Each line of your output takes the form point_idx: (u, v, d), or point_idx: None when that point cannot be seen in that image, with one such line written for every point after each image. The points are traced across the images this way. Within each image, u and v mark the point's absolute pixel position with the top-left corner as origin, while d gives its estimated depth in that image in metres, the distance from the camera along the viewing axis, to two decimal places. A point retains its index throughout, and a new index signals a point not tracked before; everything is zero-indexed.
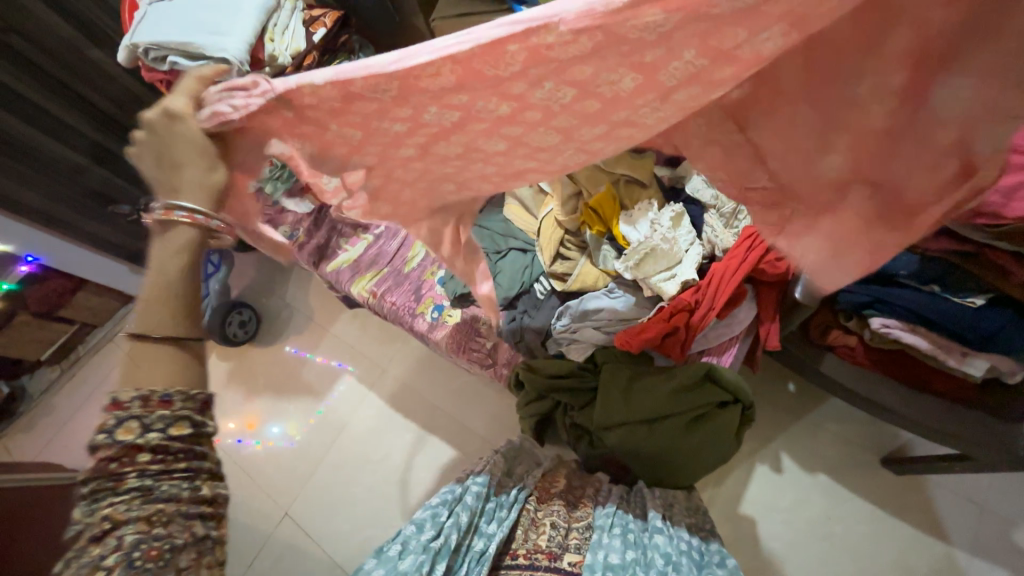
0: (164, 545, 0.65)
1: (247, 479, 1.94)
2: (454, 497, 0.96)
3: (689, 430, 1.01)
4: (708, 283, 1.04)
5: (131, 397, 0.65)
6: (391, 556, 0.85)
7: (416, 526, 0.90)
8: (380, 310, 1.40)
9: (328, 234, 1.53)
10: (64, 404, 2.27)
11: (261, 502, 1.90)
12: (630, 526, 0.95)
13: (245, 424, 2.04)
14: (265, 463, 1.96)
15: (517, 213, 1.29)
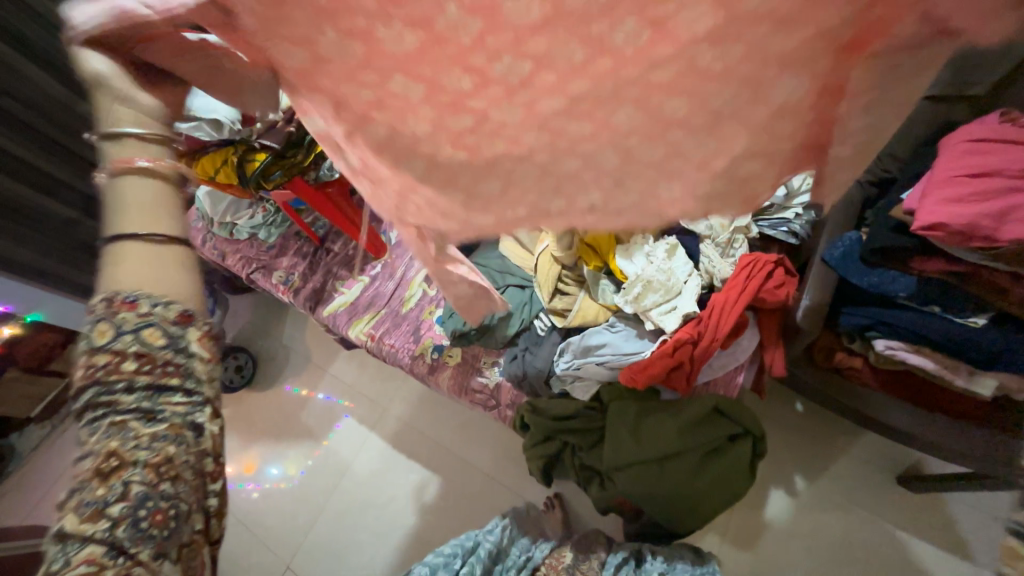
0: (172, 506, 0.40)
1: (246, 530, 1.87)
2: (468, 547, 1.14)
3: (701, 468, 0.98)
4: (709, 315, 1.03)
5: (134, 296, 0.41)
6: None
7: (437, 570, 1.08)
8: (378, 353, 1.38)
9: (325, 277, 1.53)
10: (56, 460, 2.21)
11: (261, 555, 1.82)
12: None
13: (242, 469, 1.98)
14: (264, 513, 1.89)
15: (512, 249, 1.25)
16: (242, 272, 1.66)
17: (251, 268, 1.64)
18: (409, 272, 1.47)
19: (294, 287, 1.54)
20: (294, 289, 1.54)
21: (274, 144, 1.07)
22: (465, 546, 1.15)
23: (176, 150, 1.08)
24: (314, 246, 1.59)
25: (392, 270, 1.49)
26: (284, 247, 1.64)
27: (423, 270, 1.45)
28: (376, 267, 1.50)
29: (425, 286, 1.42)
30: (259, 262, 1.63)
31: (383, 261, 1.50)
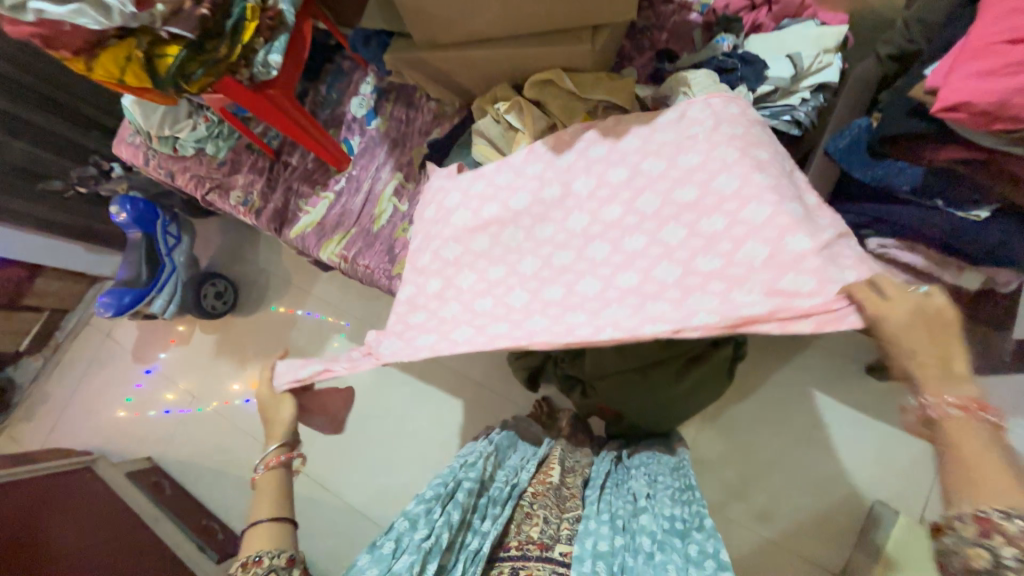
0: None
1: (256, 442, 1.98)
2: (447, 484, 0.91)
3: (680, 374, 1.00)
4: None
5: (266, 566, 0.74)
6: (384, 556, 0.77)
7: (414, 520, 0.82)
8: (353, 275, 1.32)
9: (286, 195, 1.40)
10: (58, 392, 2.25)
11: None
12: (619, 514, 0.95)
13: (249, 385, 2.05)
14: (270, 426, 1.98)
15: (487, 154, 1.15)
16: (194, 193, 1.51)
17: (205, 188, 1.49)
18: (377, 185, 1.36)
19: (255, 208, 1.42)
20: (255, 210, 1.42)
21: (190, 34, 0.87)
22: (441, 486, 0.91)
23: (65, 50, 0.86)
24: (270, 161, 1.44)
25: (358, 184, 1.37)
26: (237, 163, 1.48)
27: (393, 183, 1.34)
28: (340, 181, 1.38)
29: (394, 201, 1.32)
30: (212, 180, 1.49)
31: (347, 174, 1.38)
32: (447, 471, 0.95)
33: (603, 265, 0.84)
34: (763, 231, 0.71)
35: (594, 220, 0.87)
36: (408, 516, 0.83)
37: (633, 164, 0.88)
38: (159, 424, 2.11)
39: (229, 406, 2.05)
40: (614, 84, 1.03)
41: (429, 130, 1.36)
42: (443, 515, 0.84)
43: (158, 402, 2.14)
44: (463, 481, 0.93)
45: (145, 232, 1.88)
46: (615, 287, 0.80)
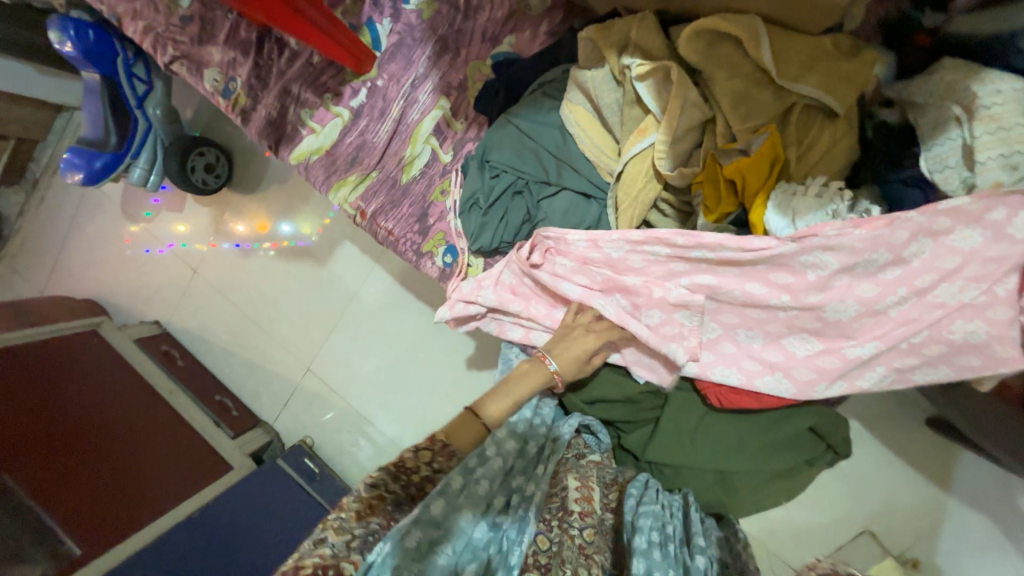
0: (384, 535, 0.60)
1: (256, 328, 1.81)
2: (529, 420, 0.80)
3: (756, 488, 0.81)
4: (910, 308, 0.61)
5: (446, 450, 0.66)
6: (422, 518, 0.61)
7: (496, 464, 0.72)
8: (371, 236, 1.00)
9: (281, 100, 1.00)
10: (49, 232, 2.03)
11: (269, 349, 1.80)
12: (660, 515, 0.71)
13: (256, 228, 1.78)
14: (274, 310, 1.80)
15: (585, 126, 0.76)
16: (152, 56, 1.05)
17: (166, 53, 1.03)
18: (411, 111, 0.95)
19: (240, 105, 1.01)
20: (240, 109, 1.01)
21: None
22: (524, 420, 0.79)
23: None
24: (256, 34, 1.00)
25: (383, 106, 0.96)
26: (208, 21, 1.01)
27: (435, 115, 0.93)
28: (358, 93, 0.97)
29: (431, 145, 0.94)
30: (177, 45, 1.03)
31: (369, 83, 0.96)
32: (515, 381, 0.84)
33: (738, 322, 0.70)
34: (958, 338, 0.60)
35: (735, 303, 0.68)
36: (490, 459, 0.73)
37: (828, 250, 0.60)
38: (156, 284, 1.92)
39: (239, 253, 1.82)
40: (838, 69, 0.60)
41: (495, 33, 0.88)
42: (514, 457, 0.74)
43: (153, 259, 1.92)
44: (544, 427, 0.80)
45: (105, 74, 1.45)
46: (761, 377, 0.70)
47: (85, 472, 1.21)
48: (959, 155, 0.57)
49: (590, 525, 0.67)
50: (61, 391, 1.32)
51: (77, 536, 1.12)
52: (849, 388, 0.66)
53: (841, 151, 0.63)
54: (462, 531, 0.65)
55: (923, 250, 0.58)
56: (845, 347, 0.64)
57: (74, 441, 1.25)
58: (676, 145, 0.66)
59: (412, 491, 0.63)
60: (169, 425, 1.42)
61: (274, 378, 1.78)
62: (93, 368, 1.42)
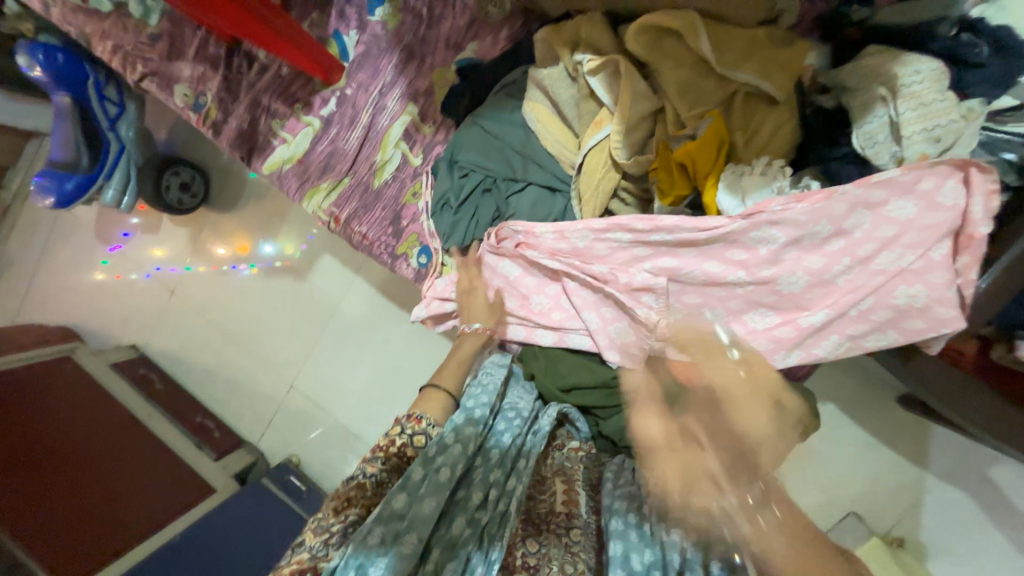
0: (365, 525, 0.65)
1: (237, 346, 1.79)
2: (511, 419, 0.79)
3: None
4: (854, 278, 0.64)
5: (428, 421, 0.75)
6: (393, 514, 0.61)
7: (456, 450, 0.69)
8: (346, 241, 1.02)
9: (252, 112, 1.02)
10: (20, 259, 1.99)
11: (251, 366, 1.77)
12: (637, 498, 0.73)
13: (237, 250, 1.78)
14: (254, 327, 1.78)
15: (546, 122, 0.79)
16: (122, 75, 1.06)
17: (136, 71, 1.05)
18: (380, 117, 0.97)
19: (211, 119, 1.03)
20: (211, 122, 1.03)
21: None
22: (502, 419, 0.79)
23: None
24: (225, 49, 1.02)
25: (353, 113, 0.98)
26: (177, 38, 1.04)
27: (404, 121, 0.96)
28: (328, 103, 0.99)
29: (402, 150, 0.96)
30: (146, 63, 1.05)
31: (339, 92, 0.99)
32: (495, 379, 0.82)
33: (699, 299, 0.73)
34: (901, 300, 0.64)
35: (696, 282, 0.71)
36: (450, 444, 0.69)
37: (775, 225, 0.63)
38: (133, 306, 1.89)
39: (217, 271, 1.80)
40: (774, 57, 0.64)
41: (458, 40, 0.92)
42: (494, 456, 0.73)
43: (129, 281, 1.90)
44: (523, 421, 0.80)
45: (76, 98, 1.46)
46: (724, 352, 0.73)
47: (54, 503, 1.17)
48: (887, 131, 0.62)
49: (577, 527, 0.69)
50: (36, 419, 1.29)
51: (45, 568, 1.07)
52: (805, 356, 0.69)
53: (784, 135, 0.67)
54: (440, 529, 0.64)
55: (861, 223, 0.63)
56: (800, 319, 0.68)
57: (51, 468, 1.22)
58: (630, 135, 0.69)
59: (390, 473, 0.70)
60: (148, 449, 1.39)
61: (256, 395, 1.76)
62: (69, 394, 1.39)
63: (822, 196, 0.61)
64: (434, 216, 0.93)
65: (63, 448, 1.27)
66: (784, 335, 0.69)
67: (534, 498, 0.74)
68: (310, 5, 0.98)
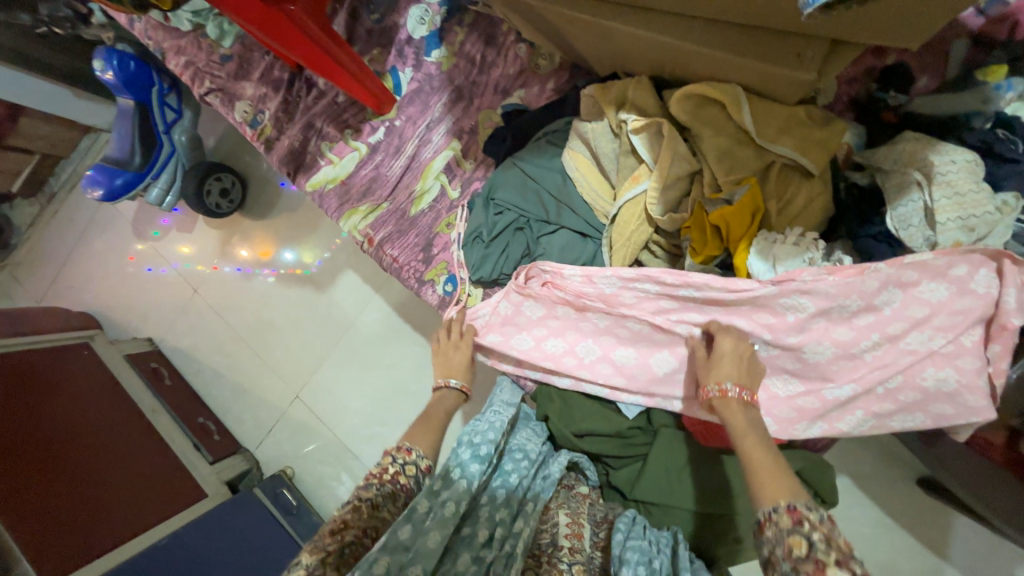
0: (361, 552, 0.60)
1: (250, 351, 1.81)
2: (517, 460, 0.79)
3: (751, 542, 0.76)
4: (882, 354, 0.64)
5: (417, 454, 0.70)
6: (399, 545, 0.58)
7: (461, 487, 0.69)
8: (377, 263, 1.05)
9: (304, 133, 1.08)
10: (57, 244, 2.06)
11: (260, 372, 1.78)
12: (647, 547, 0.69)
13: (258, 254, 1.83)
14: (269, 333, 1.80)
15: (584, 171, 0.82)
16: (189, 87, 1.14)
17: (203, 86, 1.13)
18: (424, 149, 1.02)
19: (265, 135, 1.09)
20: (265, 138, 1.09)
21: None
22: (510, 458, 0.79)
23: None
24: (288, 74, 1.09)
25: (399, 143, 1.04)
26: (245, 60, 1.11)
27: (446, 155, 1.01)
28: (376, 131, 1.05)
29: (441, 182, 1.00)
30: (214, 79, 1.12)
31: (388, 123, 1.05)
32: (503, 418, 0.83)
33: None
34: (929, 382, 0.63)
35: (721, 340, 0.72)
36: (457, 482, 0.70)
37: (806, 294, 0.64)
38: (156, 300, 1.94)
39: (242, 275, 1.85)
40: (813, 135, 0.67)
41: (507, 87, 0.97)
42: (499, 495, 0.73)
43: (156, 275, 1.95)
44: (529, 462, 0.80)
45: (139, 102, 1.56)
46: None
47: (46, 495, 1.15)
48: (921, 214, 0.63)
49: (579, 562, 0.65)
50: (49, 403, 1.31)
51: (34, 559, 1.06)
52: (827, 429, 0.68)
53: (816, 209, 0.69)
54: (443, 566, 0.62)
55: (891, 302, 0.63)
56: (824, 390, 0.67)
57: (55, 455, 1.23)
58: (666, 192, 0.72)
59: (387, 497, 0.65)
60: (150, 446, 1.39)
61: (261, 402, 1.76)
62: (84, 382, 1.42)
63: (855, 271, 0.62)
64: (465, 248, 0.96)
65: (70, 436, 1.28)
66: (806, 404, 0.68)
67: (537, 532, 0.72)
68: (372, 43, 1.05)
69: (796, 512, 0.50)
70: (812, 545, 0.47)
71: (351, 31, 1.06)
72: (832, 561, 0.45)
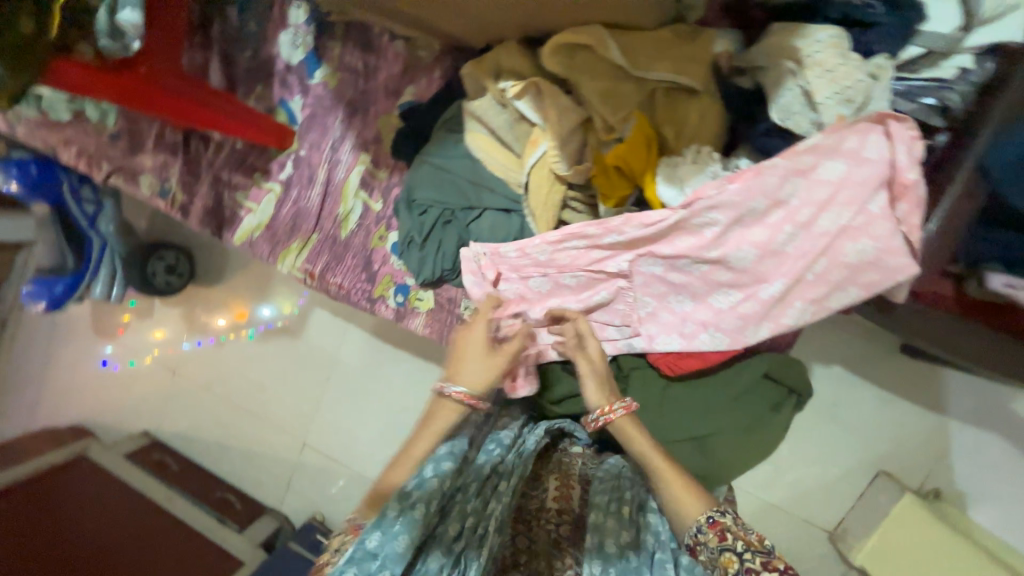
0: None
1: (244, 413, 1.80)
2: (491, 449, 0.78)
3: (740, 449, 0.81)
4: (802, 243, 0.66)
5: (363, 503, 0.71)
6: (367, 555, 0.61)
7: (431, 486, 0.67)
8: (325, 294, 1.04)
9: (215, 189, 1.06)
10: (24, 367, 2.02)
11: (261, 431, 1.78)
12: (625, 491, 0.72)
13: (234, 317, 1.80)
14: (257, 391, 1.80)
15: (488, 150, 0.81)
16: (89, 175, 1.11)
17: (102, 170, 1.10)
18: (336, 171, 1.01)
19: (178, 202, 1.07)
20: (179, 205, 1.07)
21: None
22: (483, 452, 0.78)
23: None
24: (181, 134, 1.07)
25: (310, 172, 1.02)
26: (135, 133, 1.08)
27: (358, 171, 1.00)
28: (285, 167, 1.04)
29: (361, 198, 1.00)
30: (110, 160, 1.09)
31: (293, 155, 1.03)
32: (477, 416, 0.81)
33: (661, 286, 0.75)
34: (851, 256, 0.66)
35: (658, 273, 0.73)
36: (427, 480, 0.68)
37: (715, 207, 0.65)
38: (138, 391, 1.91)
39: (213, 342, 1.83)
40: (685, 51, 0.67)
41: (396, 87, 0.96)
42: (471, 485, 0.73)
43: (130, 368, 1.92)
44: (504, 445, 0.79)
45: (53, 204, 1.52)
46: (698, 335, 0.74)
47: None
48: (800, 104, 0.65)
49: (567, 522, 0.75)
50: (64, 524, 1.32)
51: None
52: (773, 328, 0.71)
53: (710, 122, 0.70)
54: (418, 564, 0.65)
55: (793, 192, 0.65)
56: (762, 291, 0.69)
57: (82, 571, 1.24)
58: (565, 148, 0.72)
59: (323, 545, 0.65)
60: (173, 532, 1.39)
61: (271, 458, 1.76)
62: (90, 491, 1.41)
63: (751, 173, 0.64)
64: (401, 255, 0.96)
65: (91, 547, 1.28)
66: (749, 311, 0.70)
67: (527, 496, 0.79)
68: (253, 81, 1.03)
69: (719, 526, 0.64)
70: (741, 560, 0.61)
71: (228, 75, 1.03)
72: (758, 568, 0.60)
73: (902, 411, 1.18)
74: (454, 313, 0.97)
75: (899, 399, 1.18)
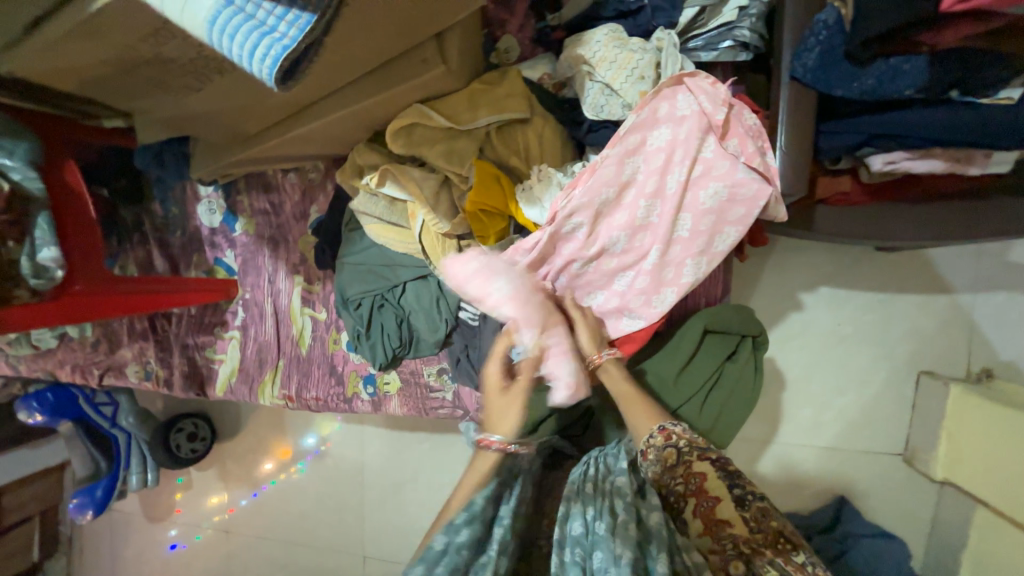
0: None
1: (300, 546, 1.83)
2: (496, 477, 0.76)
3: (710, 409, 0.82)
4: (664, 206, 0.71)
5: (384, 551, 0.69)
6: None
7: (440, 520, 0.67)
8: (308, 410, 1.11)
9: (187, 355, 1.17)
10: None
11: (320, 557, 1.79)
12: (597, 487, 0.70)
13: (281, 456, 1.84)
14: (304, 520, 1.83)
15: (385, 234, 0.90)
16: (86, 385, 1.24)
17: (94, 376, 1.22)
18: (280, 299, 1.11)
19: (161, 378, 1.18)
20: (163, 380, 1.18)
21: None
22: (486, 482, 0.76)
23: None
24: (147, 320, 1.19)
25: (259, 309, 1.12)
26: (111, 335, 1.22)
27: (297, 291, 1.09)
28: (237, 313, 1.14)
29: (308, 314, 1.09)
30: (99, 365, 1.22)
31: (241, 300, 1.14)
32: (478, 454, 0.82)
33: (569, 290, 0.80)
34: (712, 199, 0.70)
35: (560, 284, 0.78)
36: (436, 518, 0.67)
37: (575, 212, 0.71)
38: (201, 562, 1.96)
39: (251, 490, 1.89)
40: (499, 94, 0.75)
41: (302, 211, 1.07)
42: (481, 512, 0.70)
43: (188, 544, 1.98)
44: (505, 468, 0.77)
45: (75, 418, 1.67)
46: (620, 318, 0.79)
47: None
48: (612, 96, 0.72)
49: None
50: None
51: None
52: (678, 288, 0.74)
53: (550, 137, 0.78)
54: None
55: (634, 172, 0.70)
56: (650, 263, 0.73)
57: None
58: (438, 211, 0.80)
59: None
60: None
61: None
62: None
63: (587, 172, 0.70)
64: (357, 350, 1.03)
65: None
66: (648, 282, 0.75)
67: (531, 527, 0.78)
68: (190, 253, 1.16)
69: (666, 431, 0.73)
70: (680, 451, 0.70)
71: (169, 256, 1.17)
72: (696, 458, 0.69)
73: (900, 308, 1.14)
74: (420, 383, 1.02)
75: (888, 299, 1.15)
